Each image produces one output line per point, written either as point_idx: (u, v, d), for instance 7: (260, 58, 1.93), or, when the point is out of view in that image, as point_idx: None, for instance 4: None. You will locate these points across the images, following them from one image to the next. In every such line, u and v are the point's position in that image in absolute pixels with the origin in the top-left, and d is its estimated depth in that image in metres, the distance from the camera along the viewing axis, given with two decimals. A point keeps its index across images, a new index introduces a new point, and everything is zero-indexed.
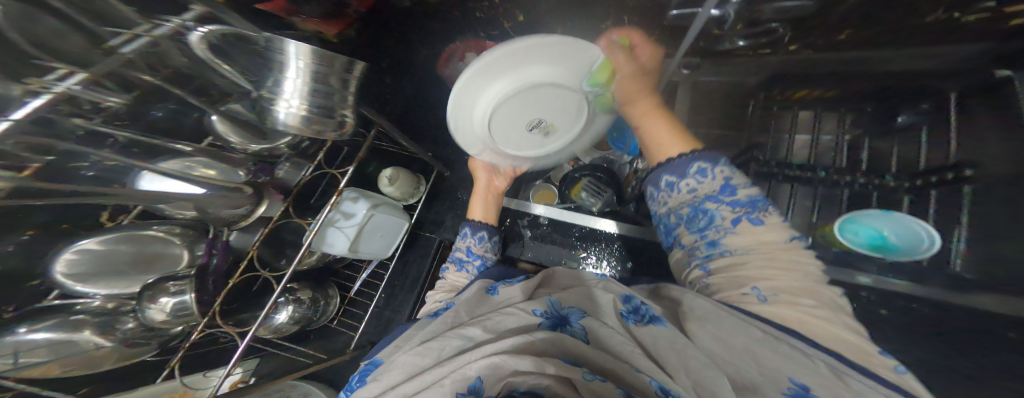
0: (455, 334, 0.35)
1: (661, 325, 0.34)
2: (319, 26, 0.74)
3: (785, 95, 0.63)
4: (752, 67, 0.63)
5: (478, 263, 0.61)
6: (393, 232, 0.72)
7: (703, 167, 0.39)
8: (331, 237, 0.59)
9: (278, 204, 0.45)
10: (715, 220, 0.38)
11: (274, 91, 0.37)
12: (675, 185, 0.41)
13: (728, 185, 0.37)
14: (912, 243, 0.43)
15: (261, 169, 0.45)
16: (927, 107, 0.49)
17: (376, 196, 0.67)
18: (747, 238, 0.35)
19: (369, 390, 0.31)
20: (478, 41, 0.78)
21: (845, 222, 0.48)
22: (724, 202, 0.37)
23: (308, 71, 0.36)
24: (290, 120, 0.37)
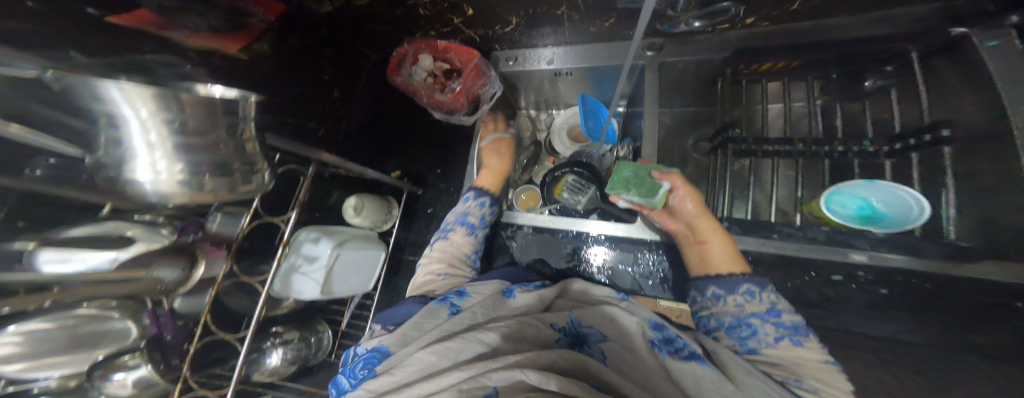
0: (473, 337, 0.32)
1: (703, 364, 0.31)
2: (211, 41, 0.47)
3: (751, 69, 0.61)
4: (715, 42, 0.61)
5: (486, 232, 0.63)
6: (370, 264, 0.66)
7: (752, 289, 0.39)
8: (297, 284, 0.54)
9: (221, 261, 0.42)
10: (755, 335, 0.37)
11: (118, 155, 0.27)
12: (755, 294, 0.39)
13: (774, 308, 0.38)
14: (901, 210, 0.39)
15: (189, 225, 0.39)
16: (891, 68, 0.49)
17: (342, 231, 0.62)
18: (784, 352, 0.34)
19: (379, 382, 0.29)
20: (431, 42, 0.78)
21: (831, 193, 0.44)
22: (769, 321, 0.37)
23: (161, 122, 0.26)
24: (162, 187, 0.28)
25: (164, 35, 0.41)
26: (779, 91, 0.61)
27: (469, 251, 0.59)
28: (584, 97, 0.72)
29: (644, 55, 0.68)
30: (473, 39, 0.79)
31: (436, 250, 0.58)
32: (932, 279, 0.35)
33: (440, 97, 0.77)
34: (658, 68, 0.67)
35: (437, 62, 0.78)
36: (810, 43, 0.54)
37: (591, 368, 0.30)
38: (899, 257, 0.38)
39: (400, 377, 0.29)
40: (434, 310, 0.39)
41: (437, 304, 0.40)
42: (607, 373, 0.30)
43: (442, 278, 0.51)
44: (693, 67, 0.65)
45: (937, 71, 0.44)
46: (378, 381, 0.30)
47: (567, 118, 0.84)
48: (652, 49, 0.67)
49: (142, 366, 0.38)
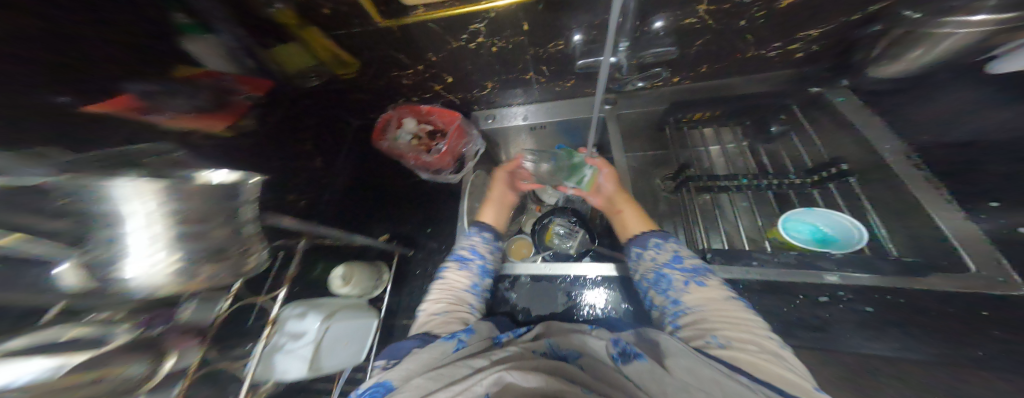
0: (465, 364, 0.34)
1: (642, 359, 0.34)
2: (196, 122, 0.49)
3: (689, 117, 0.72)
4: (654, 97, 0.75)
5: (481, 263, 0.60)
6: (361, 333, 0.59)
7: (658, 242, 0.54)
8: (283, 364, 0.48)
9: (193, 349, 0.35)
10: (673, 284, 0.47)
11: (106, 250, 0.25)
12: (660, 246, 0.53)
13: (676, 257, 0.50)
14: (845, 230, 0.47)
15: (156, 316, 0.32)
16: (784, 117, 0.64)
17: (328, 303, 0.57)
18: (698, 296, 0.44)
19: None
20: (414, 107, 0.83)
21: (786, 221, 0.51)
22: (676, 269, 0.48)
23: (166, 213, 0.25)
24: (152, 280, 0.26)
25: (145, 119, 0.42)
26: (713, 135, 0.75)
27: (466, 283, 0.56)
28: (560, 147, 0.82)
29: (603, 108, 0.78)
30: (453, 101, 0.85)
31: (433, 291, 0.54)
32: (901, 293, 0.38)
33: (427, 158, 0.79)
34: (616, 120, 0.77)
35: (420, 124, 0.83)
36: (726, 98, 0.68)
37: (562, 370, 0.32)
38: (865, 275, 0.40)
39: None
40: (439, 345, 0.39)
41: (443, 341, 0.40)
42: (576, 375, 0.32)
43: (441, 315, 0.48)
44: (644, 117, 0.77)
45: (813, 118, 0.59)
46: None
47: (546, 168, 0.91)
48: (609, 104, 0.78)
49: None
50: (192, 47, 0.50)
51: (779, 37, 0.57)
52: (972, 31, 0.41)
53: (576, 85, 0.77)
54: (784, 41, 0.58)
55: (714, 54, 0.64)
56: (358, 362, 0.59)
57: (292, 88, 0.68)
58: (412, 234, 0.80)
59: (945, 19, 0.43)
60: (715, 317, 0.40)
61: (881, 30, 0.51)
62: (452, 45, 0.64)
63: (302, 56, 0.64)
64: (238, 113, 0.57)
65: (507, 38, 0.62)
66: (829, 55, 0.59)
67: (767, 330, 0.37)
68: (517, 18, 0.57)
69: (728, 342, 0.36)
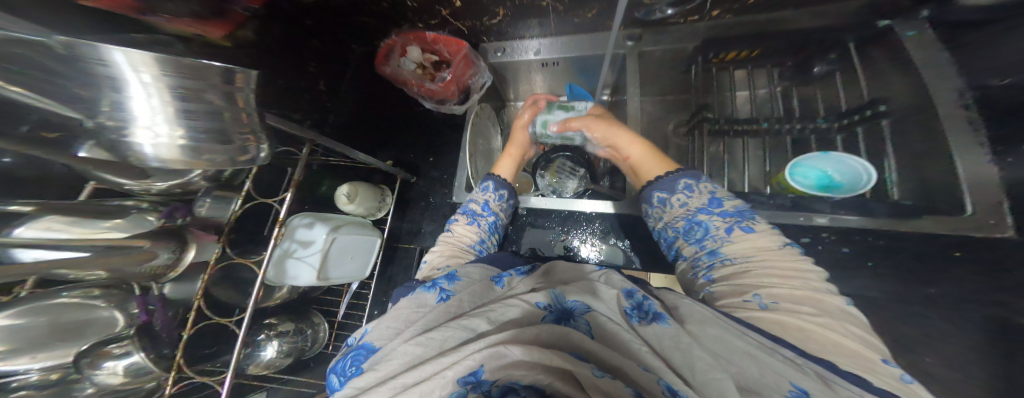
0: (458, 325, 0.32)
1: (663, 323, 0.32)
2: (191, 26, 0.49)
3: (721, 58, 0.65)
4: (685, 33, 0.65)
5: (492, 220, 0.59)
6: (365, 251, 0.66)
7: (689, 183, 0.44)
8: (293, 270, 0.54)
9: (213, 246, 0.39)
10: (709, 231, 0.41)
11: (121, 115, 0.29)
12: (693, 188, 0.44)
13: (715, 198, 0.42)
14: (854, 178, 0.43)
15: (175, 210, 0.38)
16: (833, 57, 0.54)
17: (335, 218, 0.62)
18: (743, 245, 0.38)
19: (364, 380, 0.28)
20: (418, 33, 0.78)
21: (794, 167, 0.47)
22: (715, 213, 0.41)
23: (164, 86, 0.28)
24: (161, 150, 0.30)
25: (142, 18, 0.44)
26: (744, 78, 0.67)
27: (474, 239, 0.55)
28: (570, 86, 0.76)
29: (625, 45, 0.70)
30: (461, 30, 0.80)
31: (438, 245, 0.54)
32: (885, 236, 0.41)
33: (432, 86, 0.77)
34: (638, 58, 0.70)
35: (425, 53, 0.80)
36: (771, 35, 0.59)
37: (575, 339, 0.31)
38: (855, 217, 0.43)
39: (383, 373, 0.28)
40: (423, 299, 0.38)
41: (425, 291, 0.39)
42: (588, 343, 0.30)
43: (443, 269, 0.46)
44: (668, 56, 0.69)
45: (867, 55, 0.50)
46: (364, 378, 0.28)
47: None
48: (631, 40, 0.69)
49: (136, 354, 0.33)
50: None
51: None
52: None
53: (599, 14, 0.69)
54: None
55: None
56: (363, 276, 0.67)
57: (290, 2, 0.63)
58: (417, 165, 0.83)
59: None
60: (767, 272, 0.35)
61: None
62: None
63: None
64: (237, 22, 0.55)
65: None
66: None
67: (841, 296, 0.31)
68: None
69: (774, 303, 0.32)
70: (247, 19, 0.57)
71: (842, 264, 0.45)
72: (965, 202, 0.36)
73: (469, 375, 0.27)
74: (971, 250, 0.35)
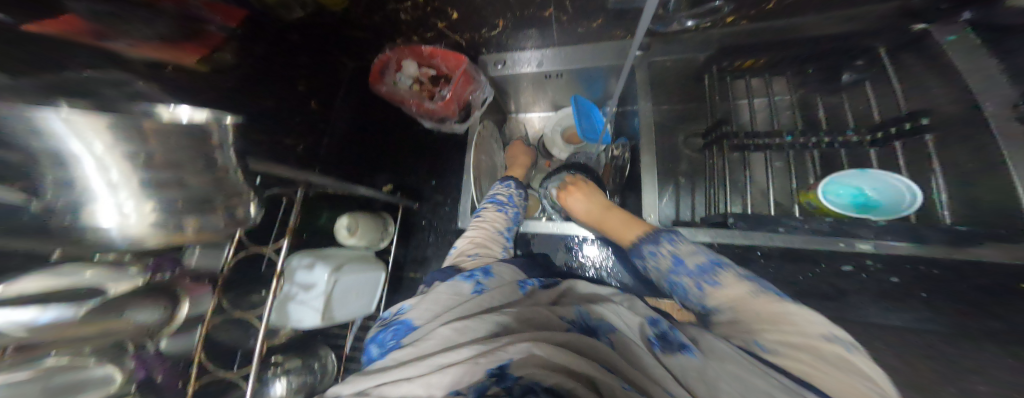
0: (491, 319, 0.31)
1: (690, 354, 0.28)
2: (162, 51, 0.44)
3: (735, 66, 0.62)
4: (698, 42, 0.62)
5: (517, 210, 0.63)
6: (371, 286, 0.61)
7: (651, 250, 0.45)
8: (296, 313, 0.50)
9: (208, 297, 0.35)
10: (687, 290, 0.39)
11: (74, 193, 0.23)
12: (657, 253, 0.44)
13: (677, 258, 0.41)
14: (893, 196, 0.41)
15: (160, 264, 0.32)
16: (862, 63, 0.52)
17: (335, 253, 0.57)
18: (719, 299, 0.35)
19: (402, 354, 0.28)
20: (413, 48, 0.74)
21: (826, 184, 0.45)
22: (684, 273, 0.40)
23: (120, 155, 0.23)
24: (130, 230, 0.24)
25: (102, 45, 0.38)
26: (760, 87, 0.65)
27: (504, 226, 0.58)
28: (578, 98, 0.71)
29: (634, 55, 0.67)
30: (459, 43, 0.78)
31: (472, 229, 0.56)
32: (937, 264, 0.34)
33: (430, 105, 0.73)
34: (647, 68, 0.66)
35: (422, 68, 0.76)
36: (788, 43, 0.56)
37: (603, 352, 0.28)
38: (904, 244, 0.36)
39: (419, 350, 0.28)
40: (458, 287, 0.38)
41: (461, 280, 0.40)
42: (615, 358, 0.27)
43: (473, 257, 0.48)
44: (679, 66, 0.65)
45: (899, 61, 0.47)
46: (402, 352, 0.29)
47: (560, 121, 0.83)
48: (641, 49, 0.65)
49: None
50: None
51: None
52: None
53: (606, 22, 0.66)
54: None
55: None
56: (372, 310, 0.63)
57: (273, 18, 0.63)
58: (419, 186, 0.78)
59: None
60: (750, 321, 0.31)
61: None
62: None
63: None
64: (210, 45, 0.51)
65: None
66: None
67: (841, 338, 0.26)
68: None
69: (775, 348, 0.28)
70: (223, 41, 0.54)
71: (886, 295, 0.37)
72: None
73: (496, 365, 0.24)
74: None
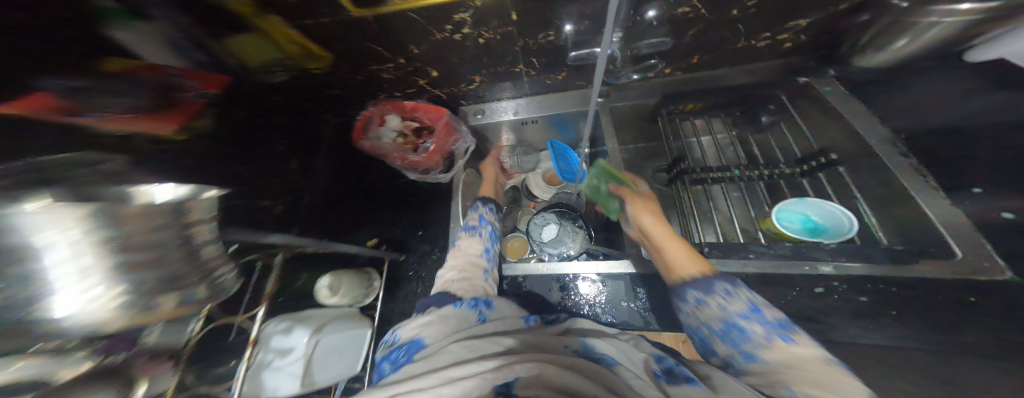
0: (494, 341, 0.38)
1: (696, 385, 0.33)
2: (139, 124, 0.43)
3: (681, 109, 0.73)
4: (646, 90, 0.73)
5: (490, 229, 0.68)
6: (355, 346, 0.57)
7: (728, 288, 0.41)
8: (273, 381, 0.47)
9: (170, 373, 0.32)
10: (749, 337, 0.38)
11: (20, 290, 0.24)
12: (733, 293, 0.41)
13: (756, 307, 0.39)
14: (835, 221, 0.47)
15: (116, 342, 0.28)
16: (774, 107, 0.65)
17: (316, 315, 0.55)
18: (784, 355, 0.34)
19: (417, 367, 0.34)
20: (395, 103, 0.79)
21: (778, 211, 0.52)
22: (755, 320, 0.38)
23: (97, 239, 0.25)
24: (86, 317, 0.26)
25: (68, 122, 0.36)
26: (704, 127, 0.75)
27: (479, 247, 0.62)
28: (552, 141, 0.78)
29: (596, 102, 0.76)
30: (439, 97, 0.81)
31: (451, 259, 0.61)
32: (895, 283, 0.38)
33: (414, 157, 0.75)
34: (609, 112, 0.75)
35: (405, 121, 0.80)
36: (718, 89, 0.67)
37: (594, 372, 0.33)
38: (858, 264, 0.40)
39: (434, 364, 0.34)
40: (464, 315, 0.45)
41: (465, 308, 0.46)
42: (610, 382, 0.32)
43: (456, 281, 0.54)
44: (635, 110, 0.75)
45: (800, 107, 0.61)
46: (415, 365, 0.34)
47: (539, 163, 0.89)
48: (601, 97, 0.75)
49: None
50: (125, 35, 0.43)
51: (767, 28, 0.56)
52: (959, 19, 0.41)
53: (567, 77, 0.75)
54: (772, 30, 0.57)
55: (707, 46, 0.62)
56: (358, 371, 0.57)
57: (254, 82, 0.61)
58: (403, 236, 0.77)
59: (931, 7, 0.43)
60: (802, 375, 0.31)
61: (868, 21, 0.50)
62: (435, 36, 0.59)
63: (264, 47, 0.57)
64: (192, 112, 0.50)
65: (495, 28, 0.58)
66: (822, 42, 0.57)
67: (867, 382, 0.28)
68: (503, 7, 0.53)
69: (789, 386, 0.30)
70: (203, 108, 0.52)
71: (862, 315, 0.38)
72: (952, 243, 0.37)
73: (501, 383, 0.29)
74: (986, 294, 0.33)
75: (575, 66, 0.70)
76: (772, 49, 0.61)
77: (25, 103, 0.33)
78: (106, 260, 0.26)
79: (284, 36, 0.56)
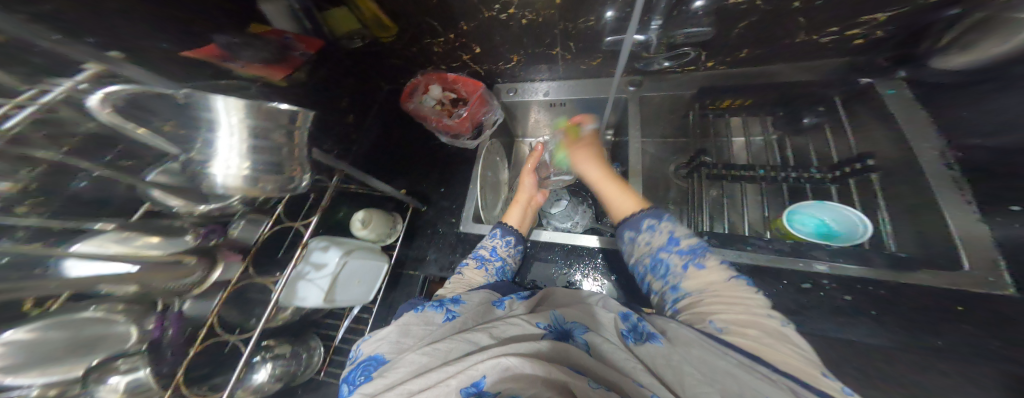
0: (461, 338, 0.34)
1: (657, 342, 0.33)
2: (261, 71, 0.61)
3: (715, 105, 0.70)
4: (682, 82, 0.71)
5: (500, 265, 0.59)
6: (372, 276, 0.68)
7: (651, 223, 0.47)
8: (303, 291, 0.56)
9: (236, 266, 0.42)
10: (670, 268, 0.44)
11: (207, 152, 0.35)
12: (655, 228, 0.47)
13: (672, 237, 0.45)
14: (850, 227, 0.46)
15: (212, 231, 0.41)
16: (822, 109, 0.60)
17: (348, 242, 0.65)
18: (698, 280, 0.41)
19: (374, 387, 0.29)
20: (441, 74, 0.87)
21: (791, 213, 0.50)
22: (673, 251, 0.44)
23: (245, 126, 0.34)
24: (229, 180, 0.34)
25: (224, 65, 0.57)
26: (739, 125, 0.71)
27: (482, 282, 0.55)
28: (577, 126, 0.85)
29: (626, 90, 0.76)
30: (478, 72, 0.88)
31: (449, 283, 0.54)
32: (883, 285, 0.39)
33: (448, 121, 0.84)
34: (639, 102, 0.75)
35: (445, 91, 0.87)
36: (761, 86, 0.63)
37: (572, 355, 0.32)
38: (854, 265, 0.41)
39: (392, 380, 0.29)
40: (429, 316, 0.39)
41: (431, 310, 0.40)
42: (582, 358, 0.32)
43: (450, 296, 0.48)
44: (667, 101, 0.74)
45: (853, 111, 0.55)
46: (373, 384, 0.29)
47: None
48: (633, 86, 0.75)
49: (141, 371, 0.33)
50: (268, 8, 0.63)
51: (835, 22, 0.50)
52: None
53: (601, 63, 0.75)
54: (842, 25, 0.50)
55: (756, 39, 0.58)
56: (367, 301, 0.68)
57: (338, 47, 0.77)
58: (428, 193, 0.87)
59: None
60: (714, 301, 0.37)
61: (958, 14, 0.42)
62: (483, 15, 0.66)
63: (349, 19, 0.70)
64: (293, 66, 0.67)
65: (538, 10, 0.62)
66: (894, 39, 0.50)
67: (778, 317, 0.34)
68: None
69: (726, 326, 0.34)
70: (303, 64, 0.69)
71: None
72: (961, 258, 0.36)
73: (472, 384, 0.27)
74: (996, 324, 0.32)
75: (610, 51, 0.71)
76: (835, 47, 0.55)
77: (202, 52, 0.54)
78: (245, 141, 0.35)
79: (369, 10, 0.68)
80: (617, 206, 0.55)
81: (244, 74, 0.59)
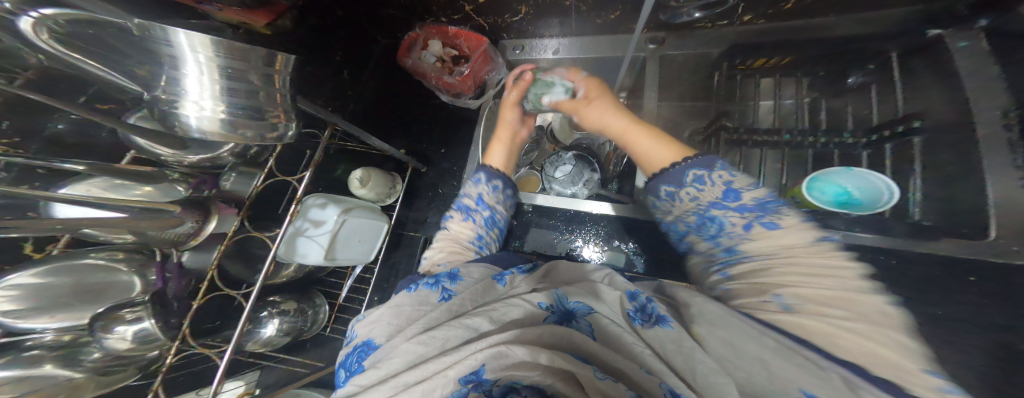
0: (457, 323, 0.31)
1: (666, 325, 0.31)
2: (239, 15, 0.54)
3: (746, 64, 0.62)
4: (712, 39, 0.64)
5: (488, 214, 0.57)
6: (372, 236, 0.68)
7: (700, 175, 0.38)
8: (303, 248, 0.56)
9: (232, 218, 0.41)
10: (725, 229, 0.37)
11: (175, 91, 0.32)
12: (705, 179, 0.38)
13: (730, 190, 0.36)
14: (873, 195, 0.43)
15: (202, 182, 0.42)
16: (871, 67, 0.51)
17: (346, 201, 0.64)
18: (764, 243, 0.34)
19: (367, 377, 0.28)
20: (441, 28, 0.80)
21: (811, 180, 0.47)
22: (730, 208, 0.36)
23: (214, 65, 0.32)
24: (205, 122, 0.33)
25: (199, 7, 0.49)
26: (770, 87, 0.64)
27: (471, 235, 0.54)
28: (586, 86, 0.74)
29: (646, 48, 0.70)
30: (482, 27, 0.81)
31: (437, 241, 0.53)
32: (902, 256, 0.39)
33: (449, 79, 0.79)
34: (658, 62, 0.69)
35: (446, 47, 0.81)
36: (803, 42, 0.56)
37: (577, 341, 0.30)
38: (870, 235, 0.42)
39: (383, 372, 0.28)
40: (424, 296, 0.37)
41: (426, 288, 0.38)
42: (590, 345, 0.29)
43: (442, 266, 0.46)
44: (689, 60, 0.68)
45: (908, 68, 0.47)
46: (366, 375, 0.28)
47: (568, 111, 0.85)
48: (654, 43, 0.68)
49: (146, 321, 0.34)
50: None
51: None
52: None
53: (624, 15, 0.67)
54: None
55: None
56: (367, 260, 0.70)
57: None
58: (429, 154, 0.87)
59: None
60: (789, 270, 0.31)
61: None
62: None
63: None
64: (278, 12, 0.59)
65: None
66: None
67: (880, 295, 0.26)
68: None
69: (798, 303, 0.28)
70: (287, 10, 0.61)
71: None
72: (991, 225, 0.34)
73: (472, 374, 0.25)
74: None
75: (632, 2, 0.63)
76: None
77: None
78: (220, 84, 0.32)
79: None
80: (656, 158, 0.44)
81: (221, 17, 0.53)
